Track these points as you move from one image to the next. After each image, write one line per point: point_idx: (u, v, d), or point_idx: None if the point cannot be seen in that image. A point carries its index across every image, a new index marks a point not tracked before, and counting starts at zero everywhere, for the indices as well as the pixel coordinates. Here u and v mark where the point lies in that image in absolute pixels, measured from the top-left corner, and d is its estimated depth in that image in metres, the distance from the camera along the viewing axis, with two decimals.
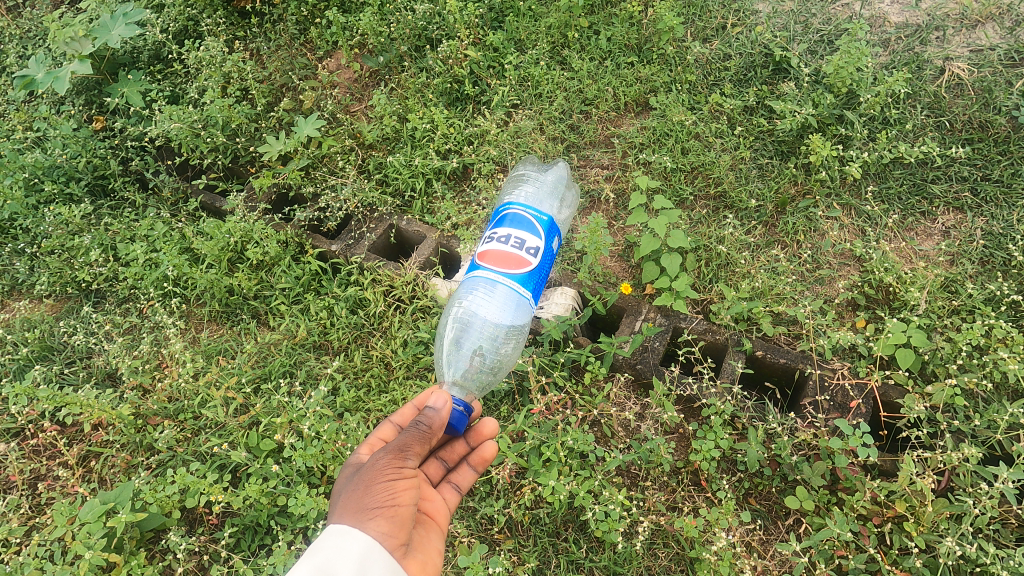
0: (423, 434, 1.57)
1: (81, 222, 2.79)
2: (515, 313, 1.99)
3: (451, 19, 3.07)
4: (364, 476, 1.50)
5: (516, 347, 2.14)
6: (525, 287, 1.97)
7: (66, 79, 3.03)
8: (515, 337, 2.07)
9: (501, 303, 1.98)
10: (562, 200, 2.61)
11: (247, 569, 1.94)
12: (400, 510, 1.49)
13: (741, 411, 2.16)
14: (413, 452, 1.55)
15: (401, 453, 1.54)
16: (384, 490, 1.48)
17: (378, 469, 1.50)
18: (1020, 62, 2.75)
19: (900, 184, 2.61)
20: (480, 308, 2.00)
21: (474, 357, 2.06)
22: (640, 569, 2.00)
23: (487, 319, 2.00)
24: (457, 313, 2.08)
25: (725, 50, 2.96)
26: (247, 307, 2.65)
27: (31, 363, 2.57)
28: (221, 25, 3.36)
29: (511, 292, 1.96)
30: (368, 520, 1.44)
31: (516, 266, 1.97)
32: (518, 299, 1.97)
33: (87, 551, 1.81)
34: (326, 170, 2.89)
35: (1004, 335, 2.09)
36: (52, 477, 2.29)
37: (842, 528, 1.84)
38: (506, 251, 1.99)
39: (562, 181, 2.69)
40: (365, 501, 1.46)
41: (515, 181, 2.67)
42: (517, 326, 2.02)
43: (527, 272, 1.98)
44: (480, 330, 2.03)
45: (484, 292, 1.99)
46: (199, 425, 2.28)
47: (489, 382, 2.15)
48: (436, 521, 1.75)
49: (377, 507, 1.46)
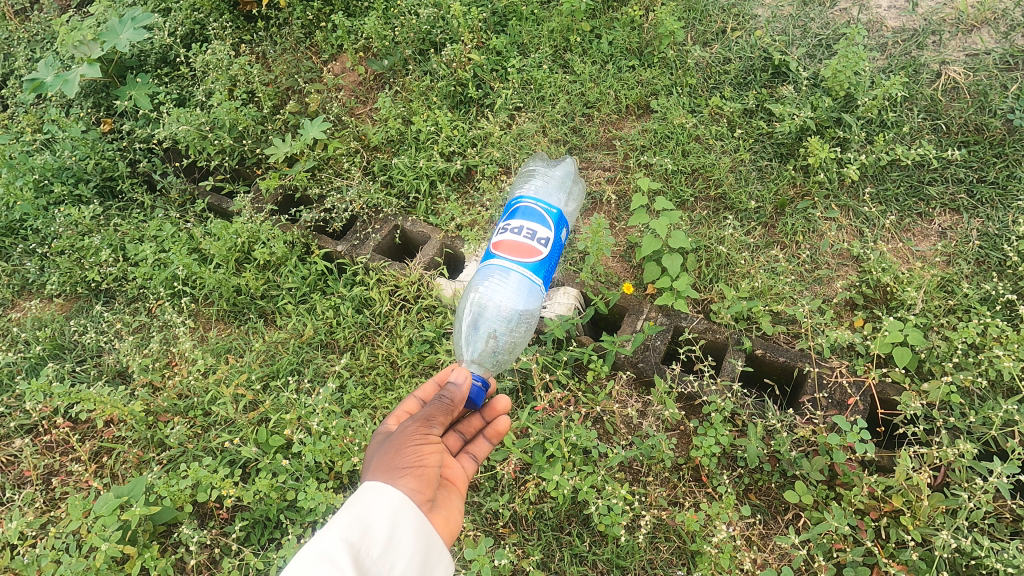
0: (446, 406, 1.65)
1: (91, 223, 2.83)
2: (528, 298, 2.04)
3: (455, 23, 3.11)
4: (394, 442, 1.59)
5: (529, 331, 2.19)
6: (537, 275, 2.02)
7: (75, 82, 3.08)
8: (528, 321, 2.12)
9: (515, 289, 2.03)
10: (570, 194, 2.69)
11: (258, 562, 1.99)
12: (427, 471, 1.56)
13: (742, 408, 2.19)
14: (438, 421, 1.64)
15: (426, 422, 1.63)
16: (412, 453, 1.55)
17: (407, 435, 1.59)
18: (1015, 66, 2.80)
19: (898, 186, 2.65)
20: (495, 294, 2.06)
21: (489, 339, 2.13)
22: (642, 562, 2.04)
23: (502, 305, 2.06)
24: (472, 297, 2.13)
25: (725, 54, 3.01)
26: (255, 306, 2.69)
27: (42, 361, 2.60)
28: (227, 29, 3.41)
29: (524, 279, 2.01)
30: (399, 478, 1.50)
31: (528, 255, 2.02)
32: (530, 286, 2.02)
33: (102, 542, 1.86)
34: (331, 172, 2.93)
35: (999, 334, 2.13)
36: (65, 473, 2.34)
37: (840, 521, 1.88)
38: (519, 242, 2.03)
39: (570, 177, 2.77)
40: (396, 462, 1.53)
41: (524, 176, 2.73)
42: (529, 312, 2.07)
43: (539, 261, 2.03)
44: (495, 314, 2.08)
45: (498, 280, 2.05)
46: (210, 421, 2.33)
47: (504, 362, 2.23)
48: (457, 487, 1.79)
49: (407, 467, 1.53)
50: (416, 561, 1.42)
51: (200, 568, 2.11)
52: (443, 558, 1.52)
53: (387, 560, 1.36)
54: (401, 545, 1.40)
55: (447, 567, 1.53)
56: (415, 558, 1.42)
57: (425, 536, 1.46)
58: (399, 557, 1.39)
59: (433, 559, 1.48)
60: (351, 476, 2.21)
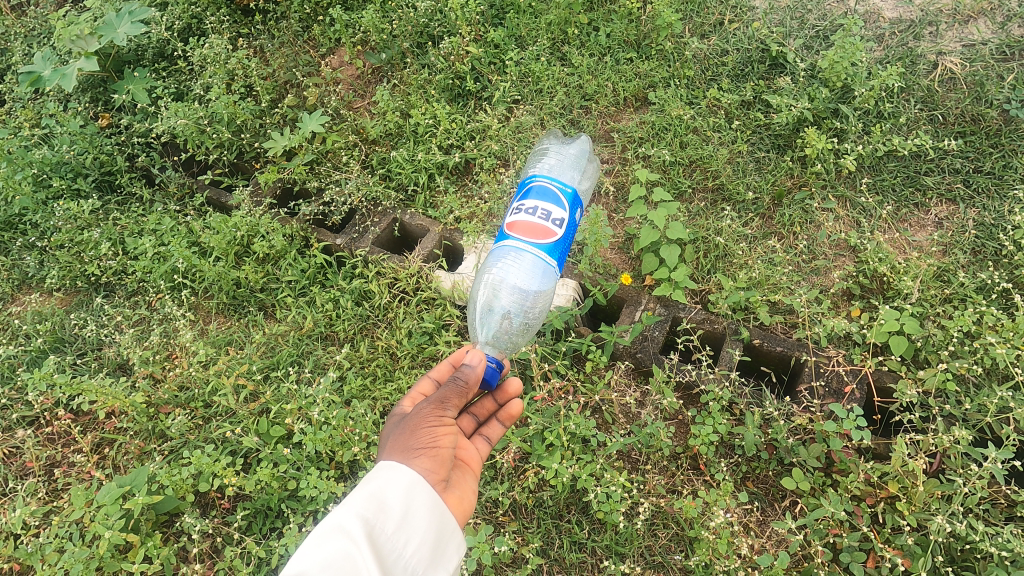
0: (460, 388, 1.68)
1: (90, 217, 2.84)
2: (542, 279, 2.07)
3: (454, 16, 3.12)
4: (409, 423, 1.61)
5: (543, 312, 2.20)
6: (552, 256, 2.06)
7: (72, 77, 3.08)
8: (542, 304, 2.13)
9: (529, 270, 2.06)
10: (583, 172, 2.67)
11: (259, 551, 2.01)
12: (441, 451, 1.58)
13: (739, 397, 2.20)
14: (452, 403, 1.66)
15: (441, 404, 1.65)
16: (426, 434, 1.58)
17: (421, 417, 1.62)
18: (1011, 57, 2.81)
19: (894, 176, 2.67)
20: (509, 275, 2.07)
21: (504, 320, 2.15)
22: (640, 549, 2.05)
23: (515, 286, 2.07)
24: (486, 279, 2.13)
25: (723, 46, 3.02)
26: (255, 299, 2.70)
27: (43, 354, 2.61)
28: (224, 23, 3.41)
29: (539, 260, 2.05)
30: (414, 457, 1.53)
31: (543, 237, 2.06)
32: (545, 267, 2.05)
33: (106, 531, 1.89)
34: (330, 165, 2.93)
35: (994, 322, 2.14)
36: (67, 464, 2.35)
37: (836, 507, 1.90)
38: (534, 223, 2.07)
39: (584, 155, 2.77)
40: (410, 442, 1.56)
41: (538, 154, 2.76)
42: (544, 293, 2.10)
43: (553, 242, 2.06)
44: (509, 296, 2.10)
45: (512, 260, 2.06)
46: (211, 412, 2.35)
47: (518, 343, 2.23)
48: (471, 467, 1.81)
49: (421, 448, 1.56)
50: (430, 538, 1.43)
51: (202, 557, 2.12)
52: (456, 538, 1.52)
53: (401, 536, 1.38)
54: (415, 522, 1.42)
55: (460, 547, 1.53)
56: (429, 536, 1.43)
57: (439, 514, 1.48)
58: (414, 533, 1.40)
59: (447, 538, 1.49)
60: (351, 466, 2.22)
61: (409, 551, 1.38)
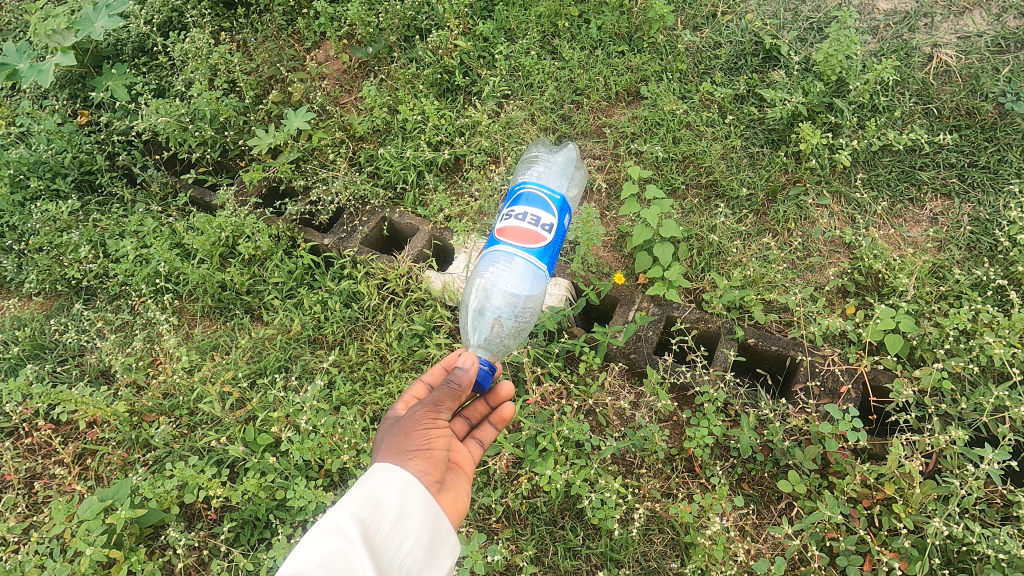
0: (454, 390, 1.63)
1: (69, 218, 2.75)
2: (532, 283, 2.03)
3: (441, 8, 3.04)
4: (403, 425, 1.57)
5: (534, 315, 2.17)
6: (542, 260, 2.01)
7: (48, 72, 2.96)
8: (534, 306, 2.11)
9: (519, 274, 2.02)
10: (571, 178, 2.65)
11: (247, 563, 1.98)
12: (435, 453, 1.54)
13: (734, 398, 2.17)
14: (445, 406, 1.61)
15: (435, 406, 1.60)
16: (421, 436, 1.54)
17: (415, 419, 1.57)
18: (1006, 48, 2.78)
19: (889, 171, 2.63)
20: (500, 280, 2.04)
21: (495, 324, 2.10)
22: (636, 554, 2.04)
23: (507, 290, 2.04)
24: (477, 283, 2.11)
25: (715, 39, 2.96)
26: (240, 302, 2.63)
27: (22, 361, 2.55)
28: (206, 16, 3.30)
29: (529, 264, 2.00)
30: (408, 459, 1.49)
31: (533, 241, 2.01)
32: (534, 271, 2.01)
33: (87, 548, 1.84)
34: (316, 163, 2.87)
35: (990, 319, 2.12)
36: (48, 476, 2.32)
37: (833, 511, 1.88)
38: (524, 228, 2.02)
39: (571, 161, 2.73)
40: (404, 444, 1.51)
41: (526, 161, 2.73)
42: (534, 297, 2.06)
43: (544, 246, 2.02)
44: (502, 300, 2.06)
45: (502, 265, 2.03)
46: (196, 420, 2.31)
47: (511, 346, 2.19)
48: (464, 470, 1.76)
49: (415, 449, 1.51)
50: (425, 539, 1.40)
51: (189, 569, 2.11)
52: (451, 538, 1.48)
53: (396, 536, 1.35)
54: (409, 523, 1.39)
55: (455, 548, 1.49)
56: (423, 536, 1.40)
57: (433, 515, 1.44)
58: (408, 534, 1.37)
59: (441, 538, 1.45)
60: (341, 473, 2.19)
61: (404, 551, 1.35)
